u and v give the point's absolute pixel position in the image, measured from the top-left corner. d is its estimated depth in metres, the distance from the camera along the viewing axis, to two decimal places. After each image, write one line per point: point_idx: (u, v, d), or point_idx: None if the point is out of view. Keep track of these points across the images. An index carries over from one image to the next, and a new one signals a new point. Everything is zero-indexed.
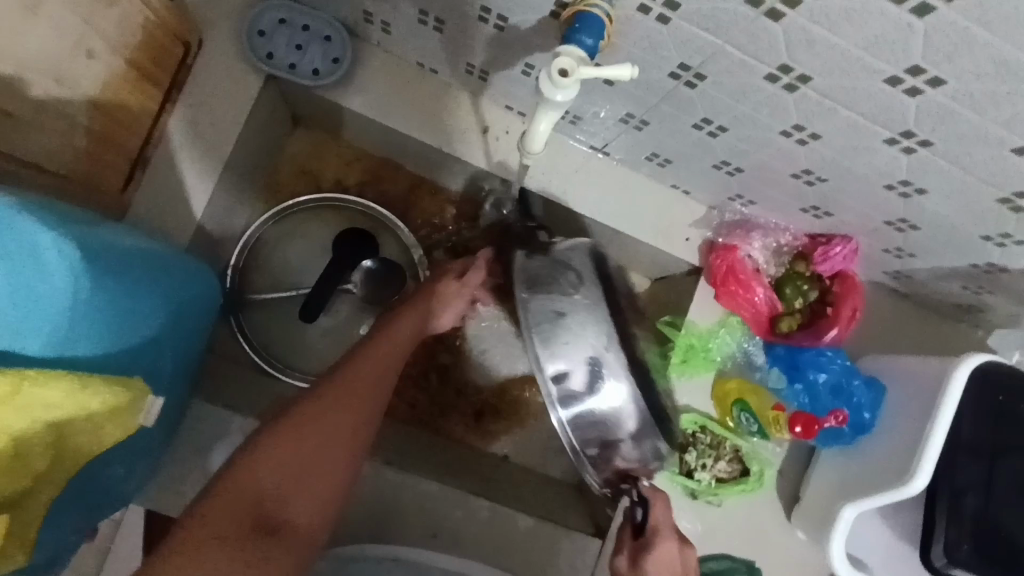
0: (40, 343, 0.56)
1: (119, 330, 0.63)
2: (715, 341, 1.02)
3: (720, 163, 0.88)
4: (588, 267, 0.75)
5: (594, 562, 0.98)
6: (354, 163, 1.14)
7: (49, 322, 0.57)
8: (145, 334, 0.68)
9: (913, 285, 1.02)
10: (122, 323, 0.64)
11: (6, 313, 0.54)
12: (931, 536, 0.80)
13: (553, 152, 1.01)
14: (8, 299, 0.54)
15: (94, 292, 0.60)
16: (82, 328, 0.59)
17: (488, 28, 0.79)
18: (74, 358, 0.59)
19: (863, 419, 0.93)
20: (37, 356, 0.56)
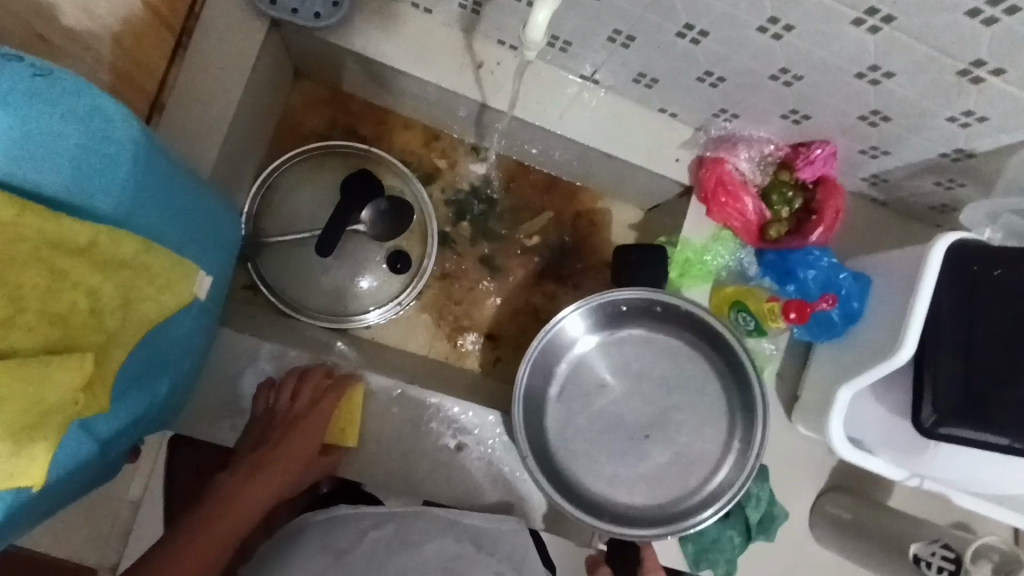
0: (112, 202, 0.57)
1: (166, 209, 0.66)
2: (710, 253, 1.09)
3: (703, 75, 0.95)
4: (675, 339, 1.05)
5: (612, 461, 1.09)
6: (356, 113, 1.19)
7: (117, 184, 0.58)
8: (182, 238, 0.72)
9: (890, 190, 1.09)
10: (167, 201, 0.67)
11: (83, 171, 0.54)
12: (919, 400, 0.87)
13: (545, 84, 1.07)
14: (81, 156, 0.54)
15: (147, 163, 0.62)
16: (140, 197, 0.61)
17: None
18: (133, 221, 0.61)
19: (852, 308, 1.00)
20: (108, 215, 0.57)
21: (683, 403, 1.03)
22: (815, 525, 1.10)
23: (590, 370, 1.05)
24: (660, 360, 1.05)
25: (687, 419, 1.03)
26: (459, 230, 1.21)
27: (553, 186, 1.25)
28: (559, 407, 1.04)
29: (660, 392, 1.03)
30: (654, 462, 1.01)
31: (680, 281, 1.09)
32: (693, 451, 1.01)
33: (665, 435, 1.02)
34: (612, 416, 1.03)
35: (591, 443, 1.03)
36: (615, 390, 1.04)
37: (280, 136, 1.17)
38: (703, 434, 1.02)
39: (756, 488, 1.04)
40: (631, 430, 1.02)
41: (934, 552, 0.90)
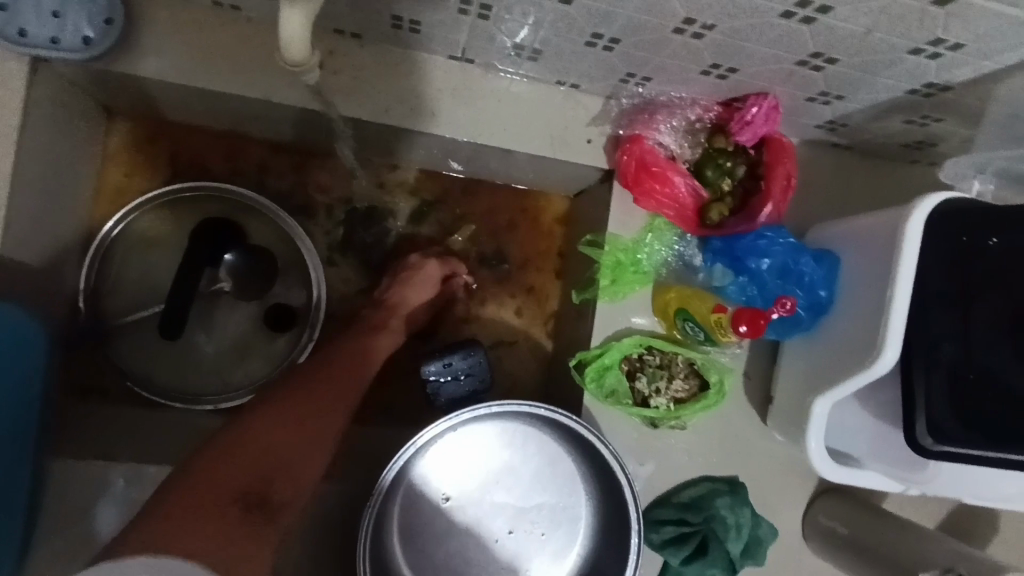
0: None
1: None
2: (643, 250, 0.89)
3: (591, 38, 0.73)
4: (518, 415, 0.87)
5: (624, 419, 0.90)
6: (195, 145, 0.97)
7: None
8: None
9: (851, 134, 0.88)
10: None
11: None
12: (913, 413, 0.68)
13: (408, 76, 0.84)
14: None
15: None
16: None
17: None
18: None
19: (818, 297, 0.82)
20: None
21: (540, 486, 0.88)
22: (809, 538, 0.95)
23: (421, 490, 0.86)
24: (495, 448, 0.88)
25: (546, 498, 0.88)
26: (352, 262, 1.01)
27: (458, 190, 1.04)
28: (405, 537, 0.86)
29: (513, 481, 0.87)
30: (525, 561, 0.87)
31: (613, 290, 0.90)
32: (564, 535, 0.88)
33: (528, 524, 0.87)
34: (466, 524, 0.86)
35: (453, 557, 0.86)
36: (460, 495, 0.86)
37: (109, 190, 0.96)
38: (571, 516, 0.88)
39: (733, 517, 0.88)
40: (488, 538, 0.86)
41: None
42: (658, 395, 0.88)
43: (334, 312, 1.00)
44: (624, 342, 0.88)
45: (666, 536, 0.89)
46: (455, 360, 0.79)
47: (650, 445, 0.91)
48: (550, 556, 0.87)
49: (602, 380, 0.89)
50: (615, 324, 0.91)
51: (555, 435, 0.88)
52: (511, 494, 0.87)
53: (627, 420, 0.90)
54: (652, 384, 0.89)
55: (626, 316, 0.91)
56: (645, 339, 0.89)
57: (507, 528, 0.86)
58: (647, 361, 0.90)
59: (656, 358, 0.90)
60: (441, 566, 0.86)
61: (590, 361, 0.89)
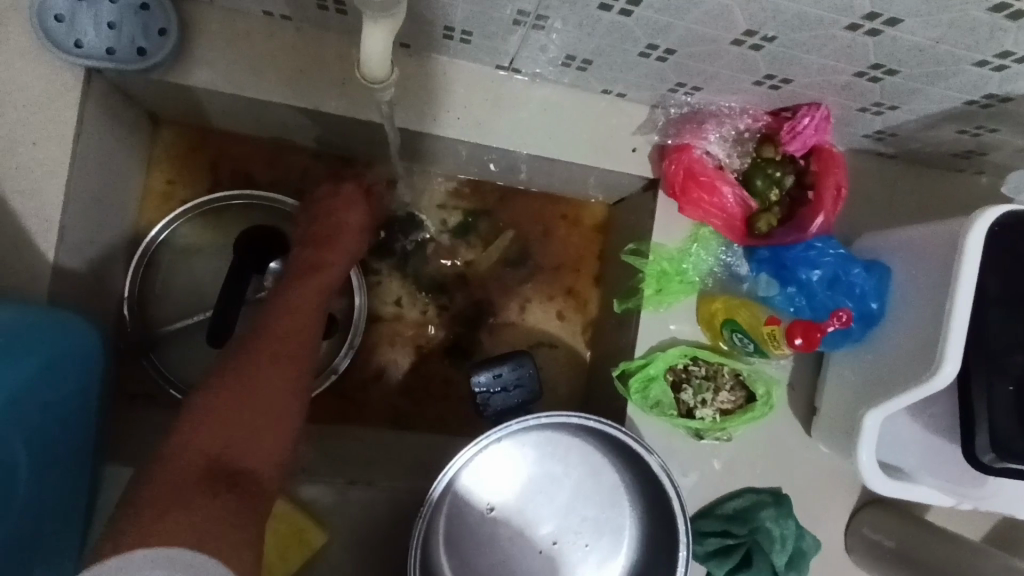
0: None
1: None
2: (688, 260, 0.89)
3: (645, 49, 0.73)
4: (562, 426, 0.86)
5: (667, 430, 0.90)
6: (237, 153, 0.97)
7: None
8: None
9: (900, 143, 0.87)
10: None
11: None
12: (973, 426, 0.68)
13: (455, 85, 0.84)
14: None
15: None
16: None
17: (332, 13, 0.76)
18: None
19: (870, 309, 0.81)
20: None
21: (583, 496, 0.88)
22: (852, 548, 0.95)
23: (466, 500, 0.86)
24: (539, 458, 0.87)
25: (589, 508, 0.88)
26: (391, 270, 1.01)
27: (498, 198, 1.04)
28: (449, 548, 0.86)
29: (557, 491, 0.87)
30: (568, 571, 0.87)
31: (657, 299, 0.90)
32: (608, 545, 0.87)
33: (572, 535, 0.87)
34: (510, 535, 0.86)
35: (497, 568, 0.86)
36: (505, 505, 0.86)
37: (152, 199, 0.96)
38: (614, 527, 0.88)
39: (778, 529, 0.88)
40: (531, 548, 0.86)
41: None
42: (703, 406, 0.88)
43: (374, 319, 1.00)
44: (669, 352, 0.88)
45: (711, 547, 0.88)
46: (504, 372, 0.79)
47: (694, 456, 0.91)
48: (593, 565, 0.87)
49: (647, 391, 0.88)
50: (659, 335, 0.90)
51: (598, 446, 0.88)
52: (555, 504, 0.87)
53: (671, 431, 0.90)
54: (697, 396, 0.88)
55: (670, 326, 0.90)
56: (691, 350, 0.88)
57: (552, 538, 0.86)
58: (692, 371, 0.90)
59: (701, 369, 0.89)
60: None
61: (634, 371, 0.88)
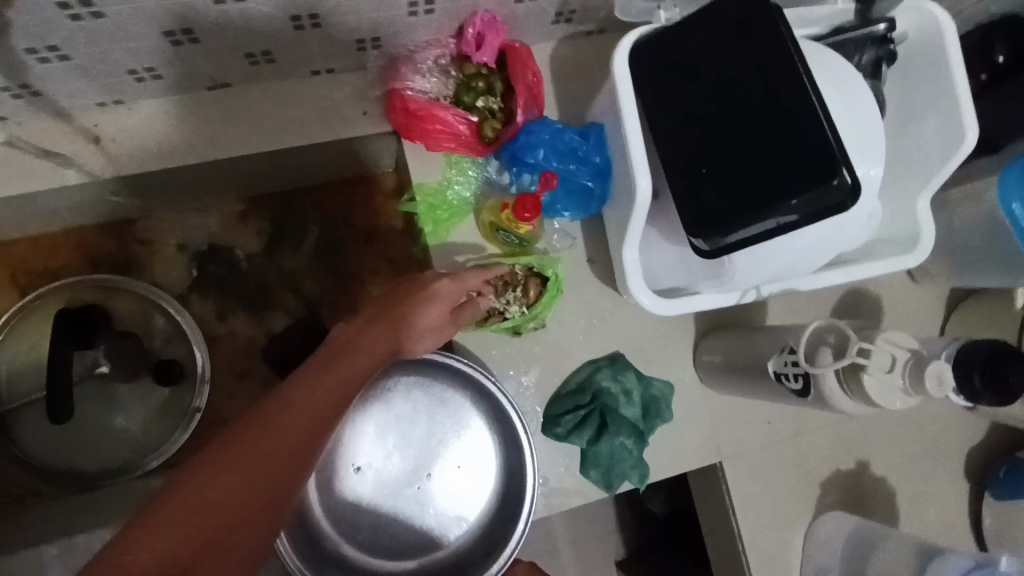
0: None
1: None
2: (449, 187, 0.96)
3: (294, 20, 0.80)
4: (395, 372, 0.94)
5: (492, 339, 0.98)
6: (40, 253, 1.04)
7: None
8: None
9: (585, 15, 0.95)
10: None
11: None
12: (686, 222, 0.74)
13: (176, 119, 0.91)
14: None
15: None
16: None
17: (28, 99, 0.83)
18: None
19: (597, 164, 0.89)
20: None
21: (438, 426, 0.95)
22: (704, 378, 1.02)
23: (331, 467, 0.93)
24: (386, 409, 0.94)
25: (446, 433, 0.95)
26: (222, 302, 1.08)
27: (292, 200, 1.11)
28: (335, 513, 0.93)
29: (411, 428, 0.94)
30: (447, 494, 0.94)
31: (437, 231, 0.97)
32: (475, 461, 0.95)
33: (441, 462, 0.94)
34: (383, 482, 0.93)
35: (385, 513, 0.94)
36: (369, 458, 0.93)
37: None
38: (476, 444, 0.95)
39: (617, 385, 0.96)
40: (406, 488, 0.93)
41: (785, 360, 0.79)
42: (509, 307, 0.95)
43: (222, 349, 1.08)
44: None
45: (567, 425, 0.95)
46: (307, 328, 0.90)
47: (525, 353, 0.98)
48: (468, 481, 0.94)
49: None
50: (452, 260, 0.97)
51: (435, 377, 0.95)
52: (414, 442, 0.94)
53: (495, 337, 0.97)
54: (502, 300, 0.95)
55: (459, 249, 0.98)
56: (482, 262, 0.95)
57: (423, 471, 0.94)
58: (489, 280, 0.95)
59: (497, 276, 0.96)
60: (376, 527, 0.94)
61: None
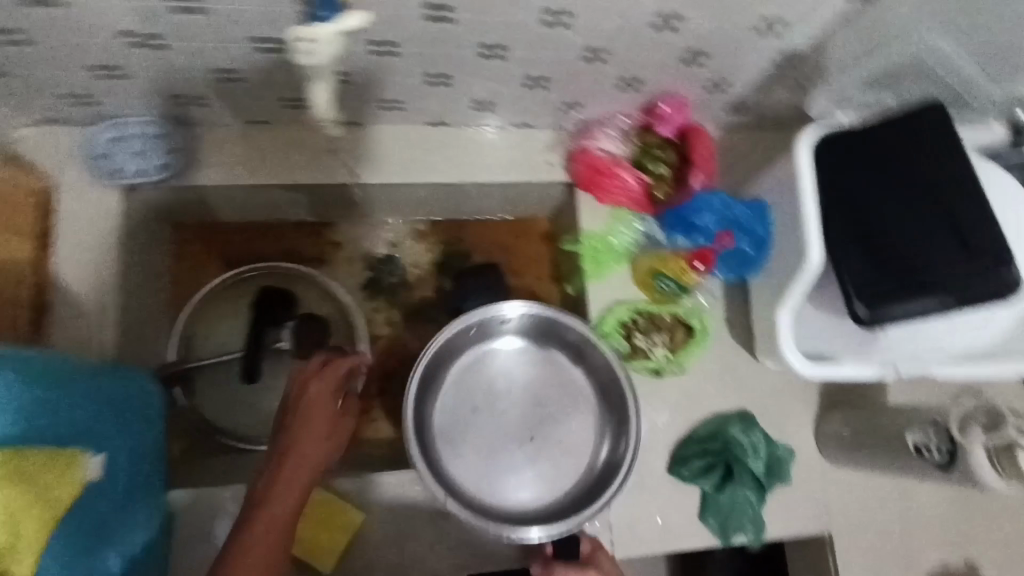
0: None
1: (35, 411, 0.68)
2: (614, 235, 1.09)
3: (526, 81, 0.97)
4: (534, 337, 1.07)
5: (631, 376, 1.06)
6: (245, 238, 1.20)
7: None
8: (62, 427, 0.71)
9: (755, 110, 1.09)
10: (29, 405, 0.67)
11: None
12: (848, 294, 0.85)
13: (398, 145, 1.08)
14: None
15: None
16: None
17: (297, 111, 1.00)
18: None
19: (759, 235, 0.99)
20: None
21: (555, 401, 1.04)
22: (824, 449, 1.06)
23: (456, 399, 1.03)
24: (520, 372, 1.06)
25: (562, 409, 1.04)
26: (384, 307, 1.21)
27: (457, 230, 1.26)
28: (445, 441, 1.00)
29: (532, 394, 1.04)
30: (548, 462, 1.01)
31: (596, 272, 1.09)
32: (574, 450, 1.02)
33: (551, 433, 1.02)
34: (491, 431, 1.01)
35: (480, 461, 1.00)
36: (487, 404, 1.03)
37: (181, 285, 1.17)
38: (583, 434, 1.03)
39: (747, 438, 1.02)
40: (515, 440, 1.01)
41: (931, 437, 0.86)
42: (654, 347, 1.05)
43: (376, 348, 1.20)
44: (615, 311, 1.06)
45: (694, 468, 1.01)
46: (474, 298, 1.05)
47: (662, 395, 1.06)
48: (571, 450, 1.02)
49: (606, 345, 1.06)
50: (606, 299, 1.09)
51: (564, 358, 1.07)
52: (535, 404, 1.04)
53: (636, 376, 1.06)
54: (648, 340, 1.06)
55: (613, 292, 1.09)
56: (633, 304, 1.07)
57: (529, 434, 1.02)
58: (639, 322, 1.07)
59: (645, 319, 1.07)
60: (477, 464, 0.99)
61: (593, 331, 1.06)
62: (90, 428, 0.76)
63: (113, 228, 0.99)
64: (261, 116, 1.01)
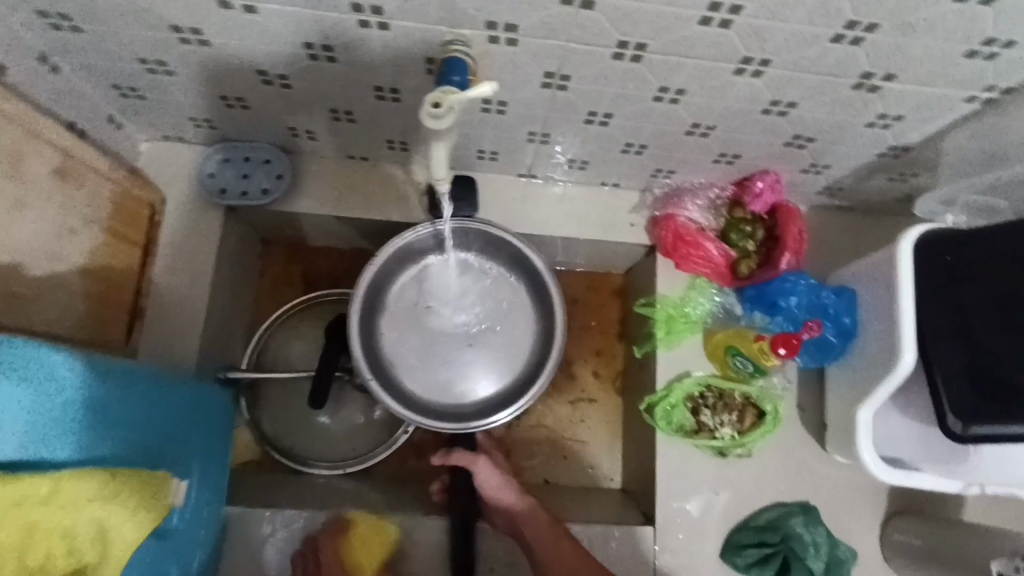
0: (65, 448, 0.58)
1: (134, 424, 0.68)
2: (691, 305, 1.07)
3: (625, 146, 0.98)
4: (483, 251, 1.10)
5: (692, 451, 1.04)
6: (326, 263, 1.25)
7: (69, 423, 0.58)
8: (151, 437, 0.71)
9: (849, 196, 1.07)
10: (127, 419, 0.67)
11: (33, 426, 0.55)
12: (937, 399, 0.83)
13: (486, 192, 1.11)
14: (34, 408, 0.55)
15: (100, 394, 0.63)
16: (92, 423, 0.61)
17: (397, 151, 1.04)
18: (100, 454, 0.62)
19: (845, 324, 0.97)
20: (65, 459, 0.58)
21: (499, 322, 1.10)
22: (890, 557, 1.01)
23: (406, 303, 1.09)
24: (465, 274, 1.11)
25: (498, 304, 1.10)
26: None
27: None
28: (392, 347, 1.07)
29: (478, 289, 1.10)
30: (476, 360, 1.07)
31: (669, 339, 1.07)
32: (503, 349, 1.08)
33: (485, 344, 1.08)
34: (439, 328, 1.08)
35: (422, 357, 1.07)
36: (432, 308, 1.09)
37: (260, 300, 1.22)
38: (519, 340, 1.09)
39: (809, 535, 0.97)
40: (452, 344, 1.08)
41: (1017, 567, 0.81)
42: (722, 426, 1.02)
43: None
44: (685, 382, 1.04)
45: (750, 558, 0.98)
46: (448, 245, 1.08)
47: (723, 476, 1.03)
48: (500, 373, 1.07)
49: (670, 417, 1.04)
50: (676, 369, 1.07)
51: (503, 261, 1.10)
52: (471, 308, 1.10)
53: (697, 452, 1.04)
54: (715, 418, 1.03)
55: (684, 362, 1.07)
56: (704, 378, 1.05)
57: (470, 338, 1.08)
58: (707, 398, 1.04)
59: (714, 395, 1.04)
60: (414, 373, 1.06)
61: (659, 401, 1.04)
62: (170, 438, 0.76)
63: (212, 241, 1.04)
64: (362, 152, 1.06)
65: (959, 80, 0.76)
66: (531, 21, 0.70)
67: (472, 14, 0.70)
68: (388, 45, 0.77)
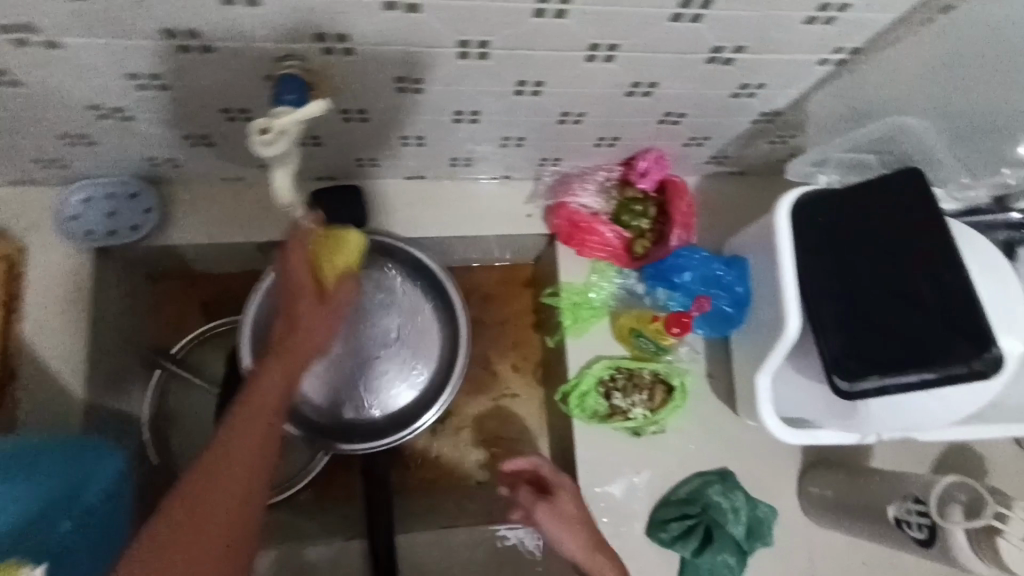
0: None
1: None
2: (593, 290, 1.07)
3: (503, 140, 0.96)
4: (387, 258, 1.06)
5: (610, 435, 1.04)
6: (224, 289, 1.19)
7: None
8: None
9: (737, 162, 1.08)
10: None
11: None
12: (823, 363, 0.84)
13: (374, 199, 1.07)
14: None
15: None
16: None
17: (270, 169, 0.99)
18: None
19: (739, 293, 0.99)
20: None
21: (409, 329, 1.06)
22: (808, 508, 1.04)
23: None
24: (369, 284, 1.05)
25: (405, 311, 1.06)
26: None
27: None
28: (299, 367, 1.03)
29: (385, 299, 1.06)
30: (388, 369, 1.04)
31: (576, 327, 1.07)
32: (414, 358, 1.05)
33: (396, 353, 1.05)
34: (343, 343, 1.03)
35: (330, 374, 1.03)
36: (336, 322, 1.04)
37: (157, 338, 1.16)
38: (429, 346, 1.06)
39: (728, 501, 1.00)
40: (360, 357, 1.04)
41: (909, 509, 0.85)
42: (635, 407, 1.03)
43: None
44: (594, 367, 1.05)
45: (674, 532, 0.99)
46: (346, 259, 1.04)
47: (642, 455, 1.04)
48: (414, 382, 1.05)
49: (584, 404, 1.04)
50: (586, 356, 1.07)
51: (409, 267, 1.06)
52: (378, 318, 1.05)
53: (614, 435, 1.04)
54: (627, 399, 1.04)
55: (593, 347, 1.07)
56: (613, 361, 1.05)
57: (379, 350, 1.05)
58: (618, 380, 1.05)
59: (625, 376, 1.05)
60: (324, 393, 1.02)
61: (571, 391, 1.04)
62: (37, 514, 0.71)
63: (83, 287, 0.97)
64: (235, 173, 1.00)
65: (808, 46, 0.75)
66: (359, 29, 0.66)
67: (295, 28, 0.65)
68: (219, 67, 0.72)
